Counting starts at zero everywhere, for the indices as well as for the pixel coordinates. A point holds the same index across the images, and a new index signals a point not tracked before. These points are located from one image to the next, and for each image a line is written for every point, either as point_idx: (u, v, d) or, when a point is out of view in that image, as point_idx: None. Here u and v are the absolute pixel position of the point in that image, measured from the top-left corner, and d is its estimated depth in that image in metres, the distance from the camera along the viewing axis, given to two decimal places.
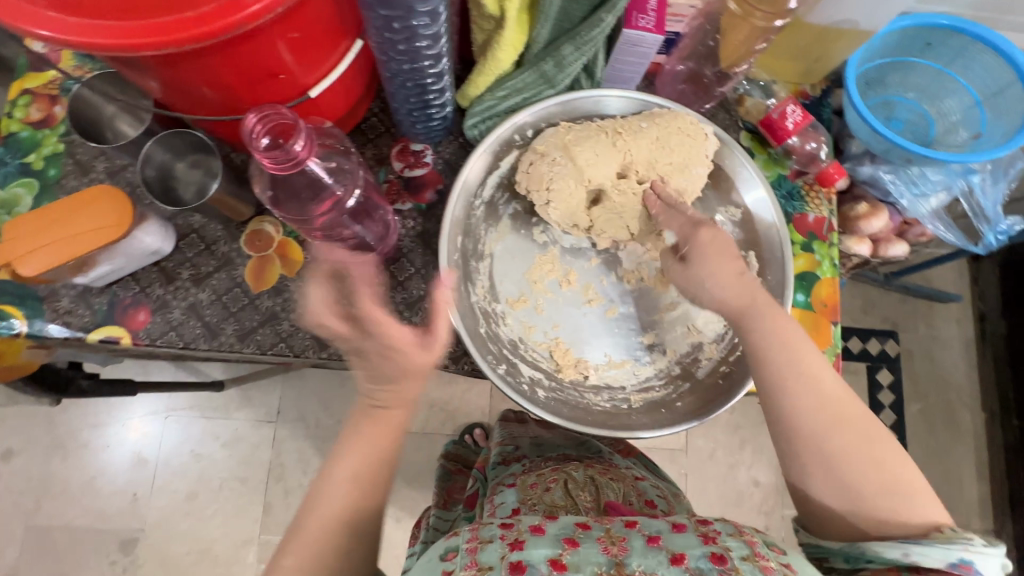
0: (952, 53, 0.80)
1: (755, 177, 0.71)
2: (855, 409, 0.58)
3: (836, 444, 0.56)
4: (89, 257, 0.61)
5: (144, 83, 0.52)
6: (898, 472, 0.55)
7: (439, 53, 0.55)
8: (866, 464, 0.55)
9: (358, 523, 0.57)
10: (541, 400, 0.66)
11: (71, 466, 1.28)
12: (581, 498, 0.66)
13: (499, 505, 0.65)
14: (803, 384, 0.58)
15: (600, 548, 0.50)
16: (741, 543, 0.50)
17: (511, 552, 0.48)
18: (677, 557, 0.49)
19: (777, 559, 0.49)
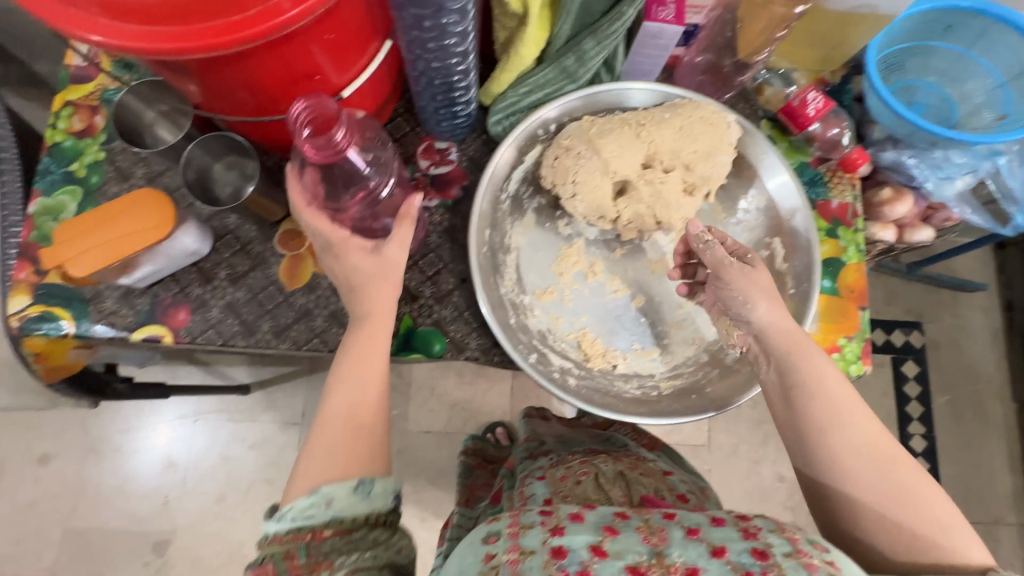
0: (974, 35, 0.79)
1: (779, 163, 0.71)
2: (876, 430, 0.53)
3: (874, 487, 0.51)
4: (133, 258, 0.63)
5: (186, 87, 0.55)
6: (927, 504, 0.50)
7: (466, 50, 0.56)
8: (908, 511, 0.50)
9: (370, 417, 0.54)
10: (572, 387, 0.67)
11: (106, 469, 1.32)
12: (613, 493, 0.64)
13: (530, 496, 0.64)
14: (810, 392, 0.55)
15: (640, 538, 0.47)
16: (783, 542, 0.46)
17: (552, 538, 0.46)
18: (718, 549, 0.46)
19: (821, 556, 0.45)
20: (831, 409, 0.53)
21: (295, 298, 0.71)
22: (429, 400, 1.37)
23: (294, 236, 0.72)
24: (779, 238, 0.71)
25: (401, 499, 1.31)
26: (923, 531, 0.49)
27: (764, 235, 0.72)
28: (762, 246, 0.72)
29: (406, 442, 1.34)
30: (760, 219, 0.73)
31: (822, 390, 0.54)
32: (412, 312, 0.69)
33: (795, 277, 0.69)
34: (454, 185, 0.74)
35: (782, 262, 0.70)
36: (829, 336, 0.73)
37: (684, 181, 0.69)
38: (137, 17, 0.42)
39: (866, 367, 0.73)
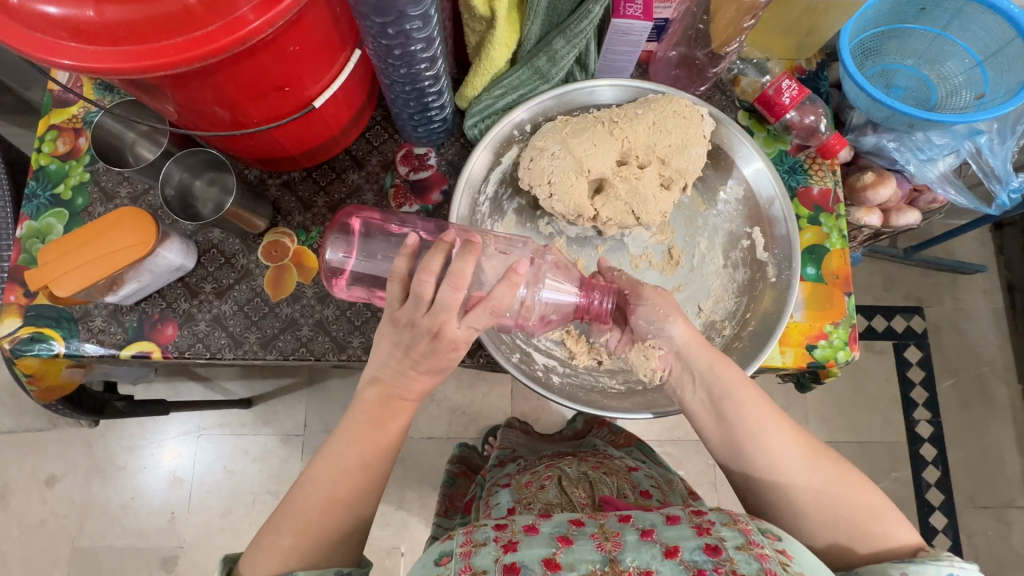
0: (948, 16, 0.79)
1: (754, 151, 0.70)
2: (795, 435, 0.60)
3: (805, 484, 0.58)
4: (117, 275, 0.64)
5: (161, 107, 0.56)
6: (849, 494, 0.57)
7: (433, 56, 0.57)
8: (837, 500, 0.57)
9: (362, 509, 0.56)
10: (556, 385, 0.68)
11: (111, 488, 1.33)
12: (575, 495, 0.66)
13: (495, 505, 0.66)
14: (734, 408, 0.61)
15: (594, 545, 0.52)
16: (735, 534, 0.51)
17: (505, 554, 0.50)
18: (671, 550, 0.50)
19: (773, 544, 0.51)
20: (758, 419, 0.60)
21: (281, 308, 0.71)
22: (429, 406, 1.37)
23: (277, 247, 0.73)
24: (758, 227, 0.71)
25: (405, 507, 1.31)
26: (852, 517, 0.56)
27: (744, 224, 0.72)
28: (742, 236, 0.72)
29: (408, 450, 1.34)
30: (739, 209, 0.73)
31: (745, 403, 0.61)
32: None
33: (776, 265, 0.69)
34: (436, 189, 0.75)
35: (763, 252, 0.70)
36: (815, 323, 0.73)
37: (661, 176, 0.69)
38: (101, 38, 0.43)
39: (854, 352, 0.72)
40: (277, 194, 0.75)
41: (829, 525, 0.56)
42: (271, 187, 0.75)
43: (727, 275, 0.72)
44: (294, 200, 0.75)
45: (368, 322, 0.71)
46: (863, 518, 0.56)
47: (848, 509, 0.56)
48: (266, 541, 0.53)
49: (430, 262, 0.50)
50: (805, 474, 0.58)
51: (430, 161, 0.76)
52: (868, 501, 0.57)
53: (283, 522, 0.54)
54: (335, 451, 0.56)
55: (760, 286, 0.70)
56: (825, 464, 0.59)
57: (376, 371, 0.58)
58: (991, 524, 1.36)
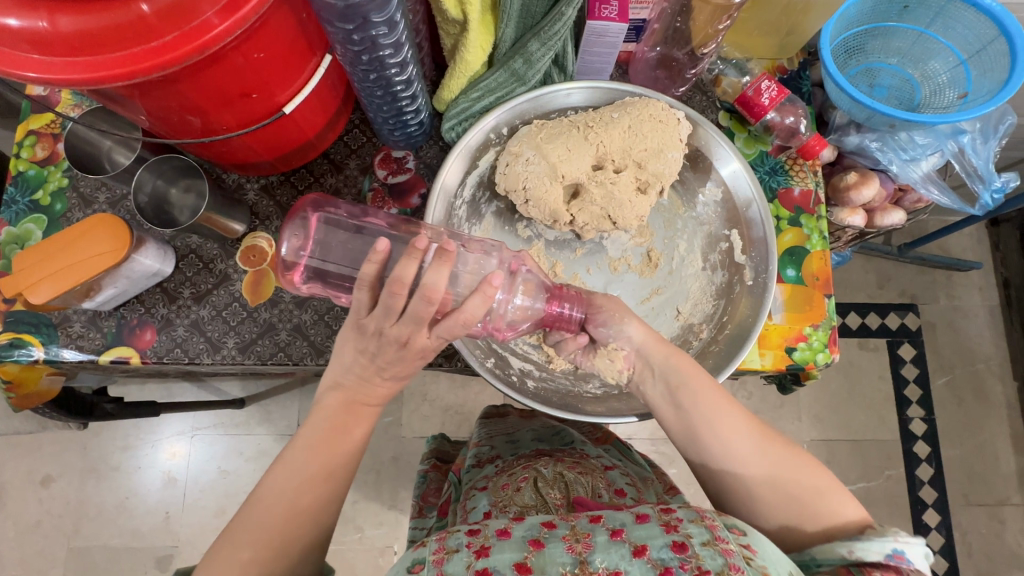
0: (931, 15, 0.78)
1: (731, 153, 0.70)
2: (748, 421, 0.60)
3: (760, 469, 0.58)
4: (93, 281, 0.64)
5: (133, 116, 0.56)
6: (802, 478, 0.57)
7: (403, 61, 0.57)
8: (790, 482, 0.57)
9: (324, 515, 0.57)
10: (531, 390, 0.68)
11: (106, 488, 1.34)
12: (550, 496, 0.67)
13: (472, 510, 0.67)
14: (689, 397, 0.61)
15: (565, 547, 0.52)
16: (701, 530, 0.51)
17: (477, 561, 0.51)
18: (639, 549, 0.51)
19: (738, 539, 0.51)
20: (712, 406, 0.60)
21: (259, 313, 0.71)
22: (422, 406, 1.37)
23: (254, 251, 0.73)
24: (737, 229, 0.71)
25: (398, 505, 1.32)
26: (803, 501, 0.56)
27: (723, 227, 0.72)
28: (721, 238, 0.72)
29: (401, 449, 1.34)
30: (718, 211, 0.72)
31: (699, 390, 0.61)
32: None
33: (753, 267, 0.69)
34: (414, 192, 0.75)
35: (741, 254, 0.70)
36: (795, 326, 0.73)
37: (637, 179, 0.68)
38: (59, 48, 0.43)
39: (833, 355, 0.72)
40: (256, 198, 0.74)
41: (780, 508, 0.57)
42: (250, 192, 0.75)
43: (706, 277, 0.72)
44: (273, 204, 0.75)
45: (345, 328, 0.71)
46: (814, 501, 0.56)
47: (798, 494, 0.57)
48: (221, 554, 0.52)
49: (400, 271, 0.48)
50: (759, 459, 0.58)
51: (408, 164, 0.76)
52: (822, 481, 0.57)
53: (241, 534, 0.53)
54: (303, 463, 0.56)
55: (737, 289, 0.70)
56: (777, 447, 0.59)
57: (348, 380, 0.57)
58: (984, 521, 1.35)
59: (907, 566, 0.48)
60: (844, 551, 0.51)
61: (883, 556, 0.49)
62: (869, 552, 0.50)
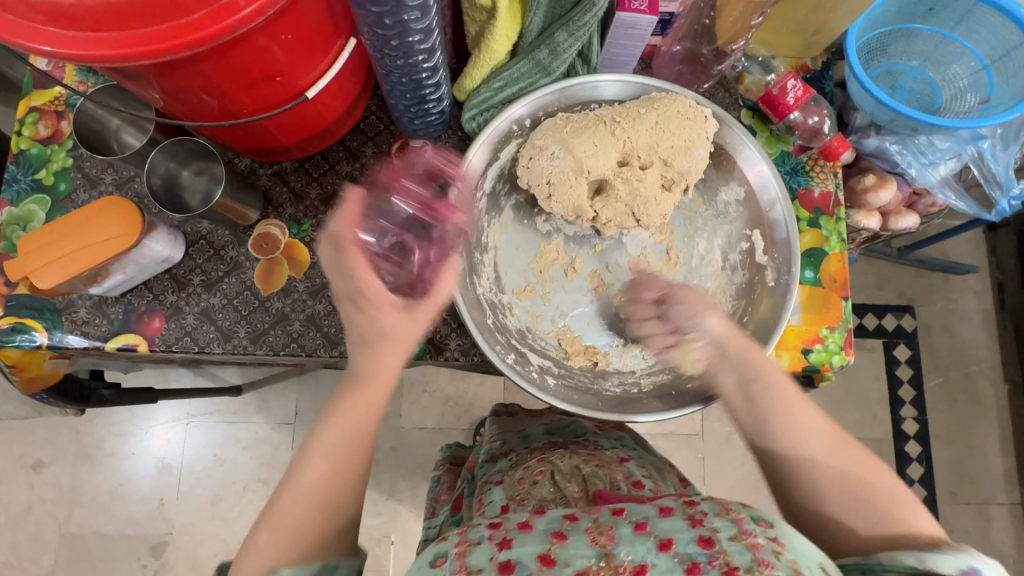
0: (956, 18, 0.78)
1: (757, 153, 0.70)
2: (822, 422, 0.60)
3: (832, 472, 0.57)
4: (102, 267, 0.62)
5: (146, 94, 0.53)
6: (875, 484, 0.57)
7: (431, 47, 0.55)
8: (862, 487, 0.56)
9: (343, 497, 0.56)
10: (552, 387, 0.67)
11: (100, 474, 1.32)
12: (569, 489, 0.66)
13: (489, 503, 0.67)
14: (768, 391, 0.61)
15: (588, 540, 0.51)
16: (728, 525, 0.52)
17: (500, 552, 0.50)
18: (665, 543, 0.51)
19: (766, 533, 0.51)
20: (786, 402, 0.60)
21: (271, 303, 0.70)
22: (422, 397, 1.36)
23: (267, 240, 0.71)
24: (758, 230, 0.71)
25: (396, 495, 1.31)
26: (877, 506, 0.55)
27: (745, 226, 0.71)
28: (742, 238, 0.71)
29: (400, 440, 1.34)
30: (740, 211, 0.72)
31: (775, 384, 0.61)
32: None
33: (775, 268, 0.69)
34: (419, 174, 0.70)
35: (764, 255, 0.70)
36: (812, 328, 0.73)
37: (662, 177, 0.68)
38: (78, 22, 0.41)
39: (849, 357, 0.73)
40: (269, 184, 0.73)
41: (854, 510, 0.56)
42: (262, 177, 0.73)
43: (726, 277, 0.71)
44: (286, 190, 0.73)
45: None
46: (886, 507, 0.55)
47: (870, 499, 0.56)
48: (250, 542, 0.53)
49: None
50: (830, 460, 0.58)
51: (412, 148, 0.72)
52: (893, 493, 0.56)
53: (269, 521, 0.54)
54: (322, 441, 0.57)
55: (758, 290, 0.70)
56: (848, 452, 0.59)
57: (364, 369, 0.59)
58: (972, 520, 1.38)
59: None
60: (912, 561, 0.49)
61: (958, 570, 0.46)
62: (941, 563, 0.47)
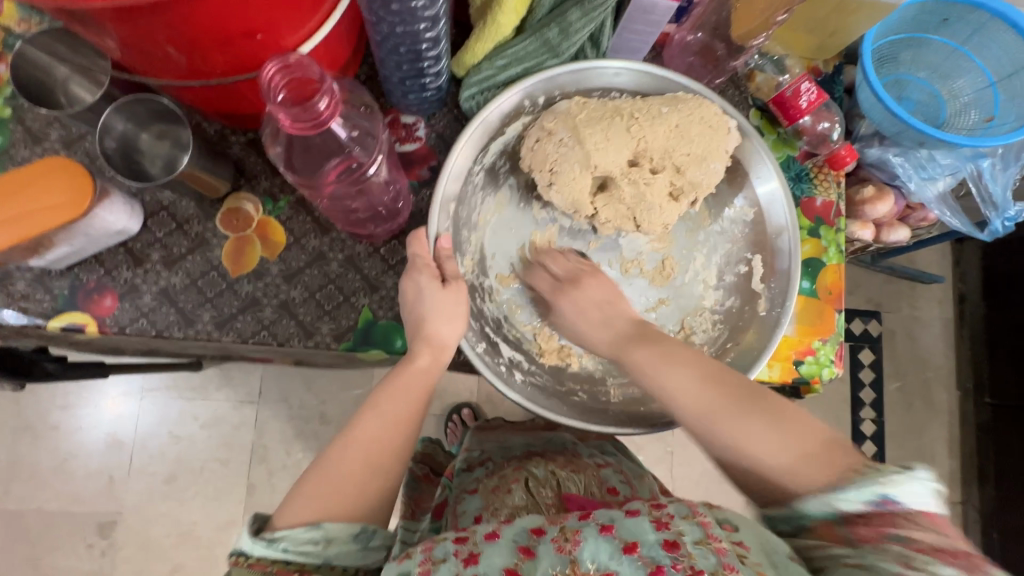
0: (969, 31, 0.76)
1: (772, 171, 0.66)
2: (714, 386, 0.53)
3: (725, 435, 0.51)
4: (44, 237, 0.55)
5: (100, 41, 0.46)
6: (763, 440, 0.50)
7: (436, 15, 0.50)
8: (799, 444, 0.49)
9: (387, 464, 0.54)
10: (518, 384, 0.64)
11: (41, 449, 1.23)
12: (541, 496, 0.65)
13: (462, 514, 0.66)
14: (666, 370, 0.55)
15: (555, 549, 0.47)
16: (693, 527, 0.46)
17: (466, 569, 0.47)
18: (629, 546, 0.46)
19: (731, 537, 0.46)
20: (666, 373, 0.55)
21: (241, 286, 0.63)
22: None
23: (238, 215, 0.65)
24: (760, 255, 0.68)
25: None
26: (786, 454, 0.49)
27: (746, 249, 0.69)
28: (741, 261, 0.69)
29: None
30: (745, 232, 0.69)
31: (657, 367, 0.56)
32: (373, 304, 0.64)
33: (769, 299, 0.67)
34: (337, 121, 0.51)
35: (760, 284, 0.68)
36: (805, 339, 0.72)
37: (672, 185, 0.65)
38: None
39: (838, 370, 0.72)
40: (241, 154, 0.66)
41: (818, 467, 0.48)
42: (235, 145, 0.66)
43: (717, 299, 0.69)
44: (261, 161, 0.66)
45: (339, 308, 0.64)
46: (814, 454, 0.49)
47: (797, 446, 0.49)
48: (294, 505, 0.51)
49: None
50: (700, 415, 0.53)
51: (317, 76, 0.46)
52: (817, 439, 0.49)
53: (314, 488, 0.52)
54: (377, 401, 0.56)
55: (748, 316, 0.68)
56: (741, 413, 0.51)
57: (414, 347, 0.58)
58: None
59: (896, 511, 0.44)
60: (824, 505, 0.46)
61: (866, 504, 0.44)
62: (850, 502, 0.45)
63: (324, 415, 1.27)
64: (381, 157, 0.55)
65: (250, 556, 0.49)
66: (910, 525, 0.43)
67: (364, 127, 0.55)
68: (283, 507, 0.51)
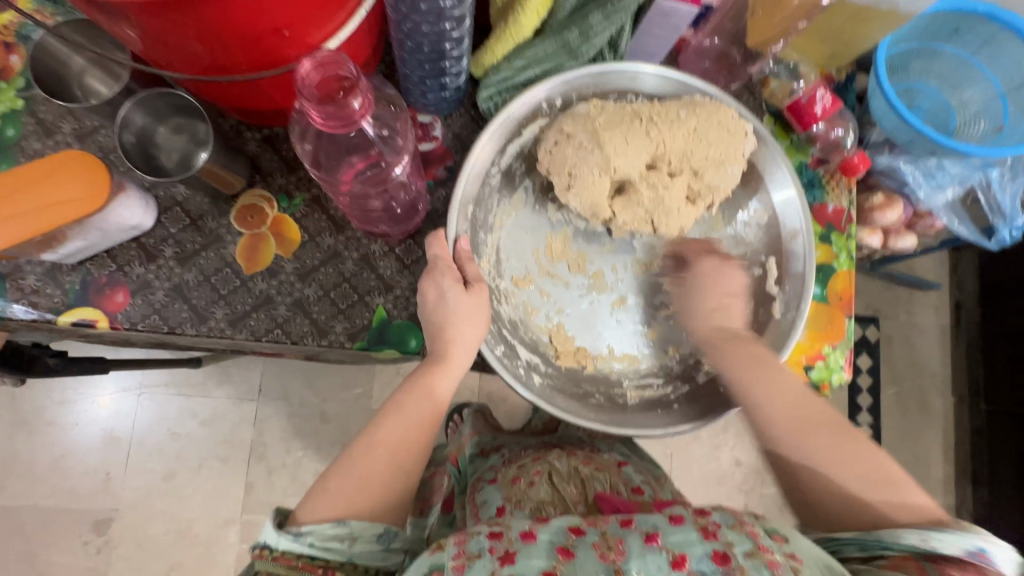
0: (980, 41, 0.77)
1: (788, 177, 0.68)
2: (802, 401, 0.58)
3: (809, 447, 0.56)
4: (59, 231, 0.54)
5: (122, 33, 0.45)
6: (855, 463, 0.55)
7: (463, 14, 0.50)
8: (864, 474, 0.54)
9: (409, 463, 0.55)
10: (536, 386, 0.64)
11: (38, 444, 1.21)
12: (567, 493, 0.65)
13: (483, 504, 0.64)
14: (763, 379, 0.60)
15: (597, 555, 0.47)
16: (743, 538, 0.47)
17: (502, 567, 0.46)
18: (678, 560, 0.46)
19: (782, 549, 0.47)
20: (756, 380, 0.59)
21: (254, 283, 0.63)
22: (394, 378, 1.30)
23: (253, 212, 0.64)
24: (775, 258, 0.69)
25: None
26: (854, 478, 0.54)
27: (761, 252, 0.69)
28: (756, 263, 0.69)
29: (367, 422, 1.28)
30: (759, 235, 0.70)
31: (749, 375, 0.60)
32: (387, 304, 0.64)
33: (784, 301, 0.67)
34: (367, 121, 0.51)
35: (775, 286, 0.68)
36: (815, 344, 0.72)
37: (689, 188, 0.65)
38: None
39: (847, 376, 0.73)
40: (257, 151, 0.65)
41: (881, 498, 0.53)
42: (250, 142, 0.65)
43: None
44: (276, 159, 0.65)
45: (354, 307, 0.64)
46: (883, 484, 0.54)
47: (862, 476, 0.54)
48: (320, 499, 0.51)
49: None
50: (780, 421, 0.58)
51: (349, 74, 0.45)
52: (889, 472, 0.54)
53: (342, 484, 0.52)
54: (399, 400, 0.56)
55: (764, 320, 0.68)
56: (822, 431, 0.56)
57: (439, 349, 0.58)
58: None
59: (987, 564, 0.46)
60: (916, 539, 0.48)
61: (963, 551, 0.47)
62: (946, 544, 0.47)
63: (325, 413, 1.26)
64: (405, 159, 0.55)
65: (275, 549, 0.49)
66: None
67: (392, 127, 0.55)
68: (307, 502, 0.51)
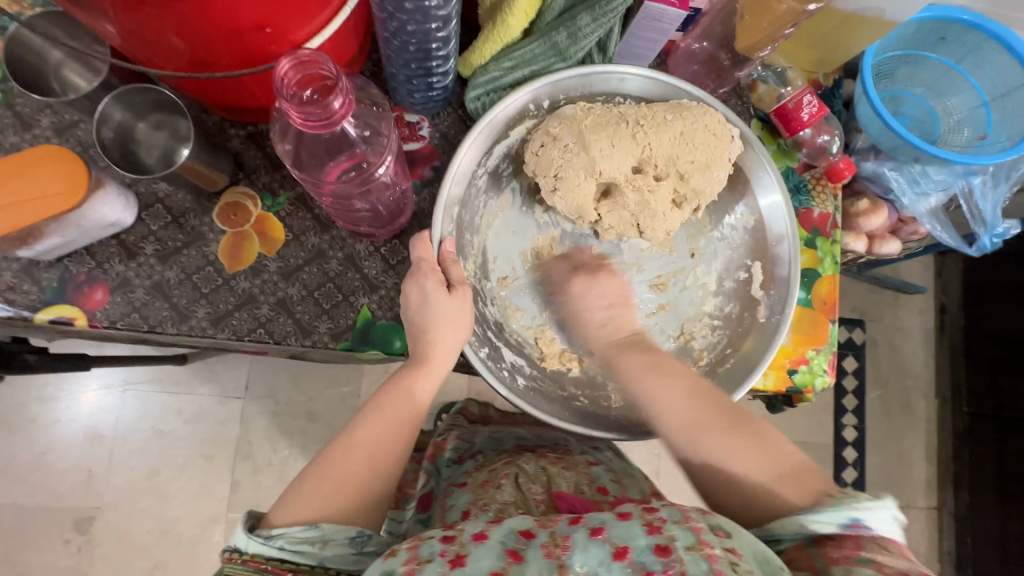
0: (964, 50, 0.78)
1: (775, 182, 0.68)
2: (705, 403, 0.58)
3: (715, 446, 0.56)
4: (35, 228, 0.53)
5: (100, 29, 0.45)
6: (756, 457, 0.56)
7: (448, 15, 0.49)
8: (772, 466, 0.55)
9: (388, 463, 0.54)
10: (521, 389, 0.64)
11: (18, 441, 1.19)
12: (531, 492, 0.65)
13: (450, 508, 0.65)
14: (654, 380, 0.60)
15: (544, 554, 0.47)
16: (686, 533, 0.47)
17: (452, 570, 0.46)
18: (619, 551, 0.46)
19: (722, 544, 0.47)
20: (647, 383, 0.59)
21: (236, 282, 0.62)
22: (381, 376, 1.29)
23: (236, 210, 0.63)
24: (759, 262, 0.69)
25: None
26: (759, 471, 0.55)
27: (746, 256, 0.70)
28: (741, 268, 0.70)
29: None
30: (745, 238, 0.70)
31: (648, 379, 0.60)
32: (372, 304, 0.63)
33: (768, 306, 0.68)
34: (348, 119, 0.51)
35: (760, 290, 0.68)
36: (799, 348, 0.73)
37: (675, 192, 0.65)
38: None
39: (830, 380, 0.74)
40: (241, 148, 0.64)
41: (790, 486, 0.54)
42: (233, 139, 0.64)
43: (716, 304, 0.70)
44: (261, 156, 0.65)
45: (338, 307, 0.63)
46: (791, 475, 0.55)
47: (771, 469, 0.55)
48: (294, 499, 0.51)
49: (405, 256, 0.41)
50: (683, 425, 0.58)
51: (330, 74, 0.45)
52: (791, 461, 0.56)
53: (318, 487, 0.51)
54: (383, 400, 0.56)
55: (748, 323, 0.68)
56: (723, 430, 0.57)
57: (419, 351, 0.58)
58: None
59: (864, 534, 0.48)
60: (798, 526, 0.51)
61: (839, 527, 0.49)
62: (825, 525, 0.50)
63: (312, 412, 1.25)
64: (389, 157, 0.55)
65: (244, 552, 0.49)
66: (876, 549, 0.47)
67: (374, 127, 0.55)
68: (279, 506, 0.51)
